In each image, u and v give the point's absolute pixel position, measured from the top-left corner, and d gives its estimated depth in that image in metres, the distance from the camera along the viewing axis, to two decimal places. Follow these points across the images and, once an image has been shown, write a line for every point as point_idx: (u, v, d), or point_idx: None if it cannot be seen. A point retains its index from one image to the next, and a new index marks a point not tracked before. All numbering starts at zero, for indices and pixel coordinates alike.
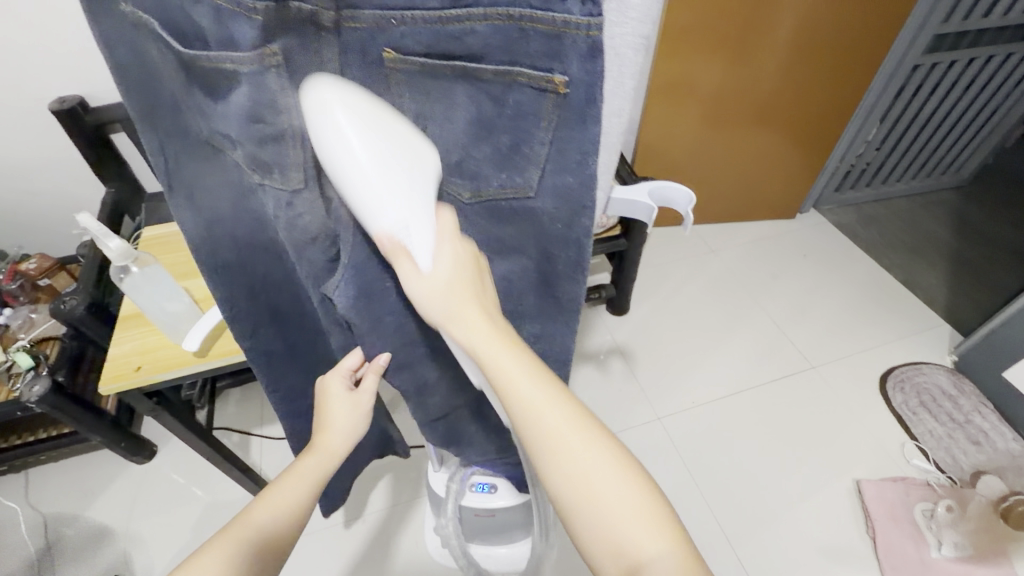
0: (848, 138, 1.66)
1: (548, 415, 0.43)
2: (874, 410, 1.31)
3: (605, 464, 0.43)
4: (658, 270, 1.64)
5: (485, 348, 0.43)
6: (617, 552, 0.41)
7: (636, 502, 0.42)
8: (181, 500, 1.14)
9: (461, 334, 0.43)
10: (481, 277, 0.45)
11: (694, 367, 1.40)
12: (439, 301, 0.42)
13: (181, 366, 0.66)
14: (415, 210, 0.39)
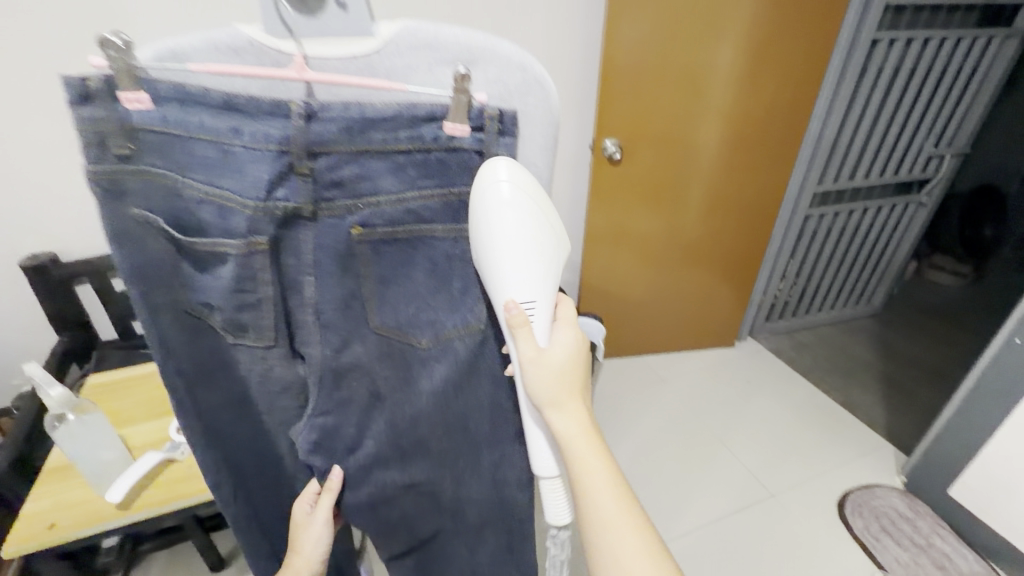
0: (766, 275, 1.88)
1: (611, 515, 0.49)
2: (839, 539, 1.29)
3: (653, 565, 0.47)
4: (614, 402, 1.68)
5: (581, 440, 0.49)
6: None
7: None
8: None
9: (563, 422, 0.49)
10: (586, 371, 0.51)
11: (655, 501, 1.37)
12: (548, 379, 0.48)
13: (101, 520, 0.63)
14: (546, 299, 0.46)
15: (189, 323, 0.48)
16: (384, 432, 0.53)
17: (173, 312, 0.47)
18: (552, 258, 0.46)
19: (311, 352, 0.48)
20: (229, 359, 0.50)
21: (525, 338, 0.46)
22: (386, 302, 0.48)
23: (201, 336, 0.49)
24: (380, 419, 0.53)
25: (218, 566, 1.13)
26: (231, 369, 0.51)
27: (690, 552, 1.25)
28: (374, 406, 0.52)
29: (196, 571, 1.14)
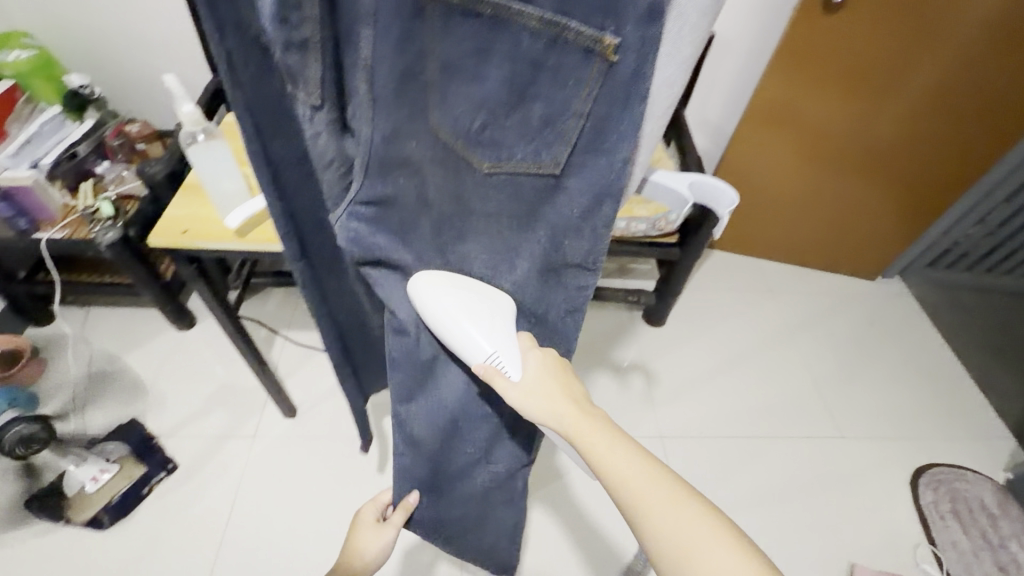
0: (958, 214, 1.48)
1: (631, 479, 0.50)
2: (896, 501, 1.20)
3: (686, 511, 0.48)
4: (707, 295, 1.57)
5: (584, 430, 0.53)
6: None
7: (726, 550, 0.46)
8: (204, 375, 1.24)
9: (555, 419, 0.54)
10: (566, 372, 0.58)
11: (712, 399, 1.34)
12: (535, 402, 0.55)
13: (221, 240, 0.71)
14: (505, 346, 0.56)
15: (253, 54, 0.44)
16: (424, 223, 0.57)
17: (241, 36, 0.42)
18: (494, 307, 0.58)
19: (361, 128, 0.48)
20: (290, 109, 0.49)
21: (501, 382, 0.56)
22: (449, 102, 0.44)
23: (267, 78, 0.46)
24: (426, 224, 0.57)
25: None
26: (291, 113, 0.50)
27: (730, 455, 1.25)
28: (423, 206, 0.55)
29: (301, 312, 1.36)
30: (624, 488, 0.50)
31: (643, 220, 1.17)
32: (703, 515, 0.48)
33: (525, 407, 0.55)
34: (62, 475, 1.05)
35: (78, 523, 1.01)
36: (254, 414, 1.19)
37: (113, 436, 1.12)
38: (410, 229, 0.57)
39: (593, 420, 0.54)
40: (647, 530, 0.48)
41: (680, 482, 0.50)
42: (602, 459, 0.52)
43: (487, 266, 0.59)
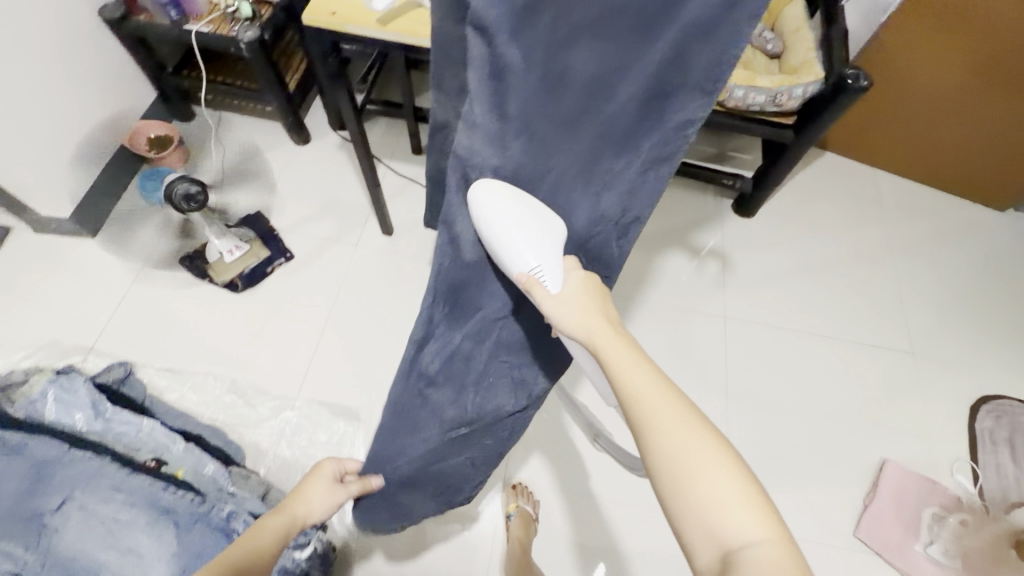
0: None
1: (645, 398, 0.49)
2: (950, 421, 1.21)
3: (693, 438, 0.47)
4: (808, 196, 1.49)
5: (609, 344, 0.53)
6: (715, 540, 0.43)
7: (727, 475, 0.45)
8: (316, 187, 1.38)
9: (581, 331, 0.54)
10: (602, 297, 0.58)
11: (784, 294, 1.34)
12: (567, 313, 0.55)
13: (364, 27, 0.80)
14: (551, 259, 0.57)
15: None
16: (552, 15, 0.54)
17: None
18: (546, 226, 0.58)
19: None
20: None
21: (539, 293, 0.56)
22: None
23: None
24: (549, 17, 0.54)
25: (418, 149, 1.41)
26: None
27: (789, 346, 1.28)
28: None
29: (403, 146, 1.44)
30: (637, 405, 0.49)
31: (763, 91, 1.11)
32: (707, 443, 0.46)
33: (558, 316, 0.55)
34: (206, 243, 1.25)
35: (218, 283, 1.22)
36: (356, 227, 1.33)
37: (244, 222, 1.30)
38: (536, 19, 0.54)
39: (621, 336, 0.53)
40: (650, 441, 0.47)
41: (690, 411, 0.49)
42: (620, 369, 0.51)
43: (592, 78, 0.55)
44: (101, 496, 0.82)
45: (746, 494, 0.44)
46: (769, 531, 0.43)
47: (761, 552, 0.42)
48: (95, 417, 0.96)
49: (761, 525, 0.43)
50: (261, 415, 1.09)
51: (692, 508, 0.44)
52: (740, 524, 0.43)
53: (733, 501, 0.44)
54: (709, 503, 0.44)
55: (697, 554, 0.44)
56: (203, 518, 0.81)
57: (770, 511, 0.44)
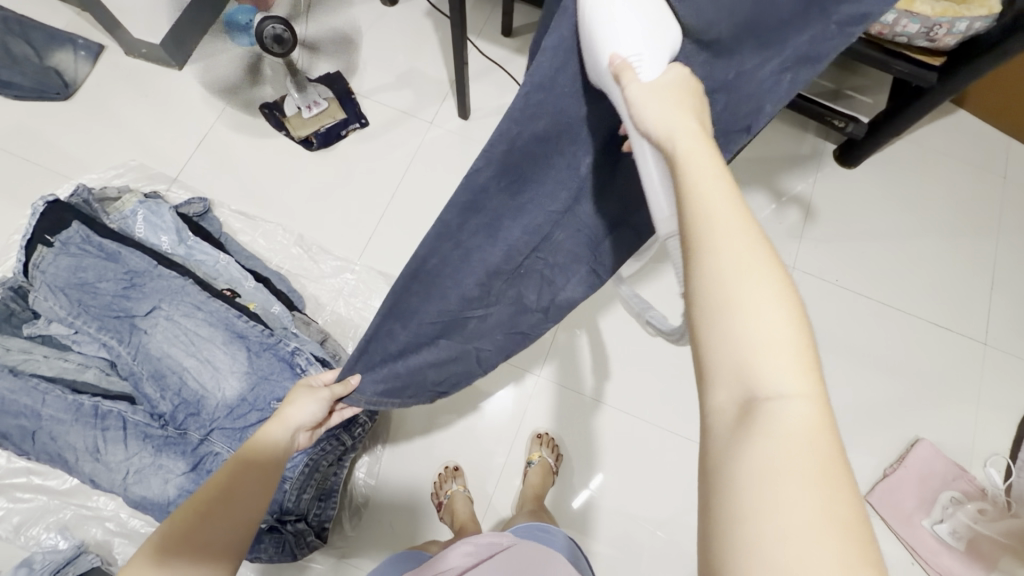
0: None
1: (718, 208, 0.36)
2: (1001, 415, 1.16)
3: (755, 272, 0.34)
4: (922, 156, 1.34)
5: (691, 150, 0.39)
6: (744, 377, 0.32)
7: (766, 305, 0.33)
8: (397, 56, 1.32)
9: (654, 113, 0.42)
10: (693, 96, 0.45)
11: (864, 256, 1.26)
12: (653, 100, 0.43)
13: None
14: (652, 54, 0.45)
15: None
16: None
17: None
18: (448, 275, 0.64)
19: None
20: None
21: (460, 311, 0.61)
22: None
23: None
24: None
25: (507, 30, 1.31)
26: None
27: (853, 310, 1.23)
28: None
29: (492, 24, 1.34)
30: (708, 215, 0.36)
31: (918, 20, 0.94)
32: (768, 270, 0.34)
33: (641, 105, 0.43)
34: (286, 96, 1.24)
35: (294, 138, 1.23)
36: (433, 105, 1.29)
37: (323, 80, 1.27)
38: None
39: (709, 147, 0.40)
40: (705, 249, 0.35)
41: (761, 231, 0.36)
42: (690, 175, 0.38)
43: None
44: (184, 310, 0.91)
45: (789, 347, 0.33)
46: (810, 388, 0.32)
47: (793, 409, 0.31)
48: (178, 242, 1.03)
49: (802, 377, 0.32)
50: (324, 271, 1.15)
51: (730, 333, 0.33)
52: (778, 369, 0.32)
53: (778, 343, 0.32)
54: (751, 335, 0.33)
55: (714, 396, 0.33)
56: (272, 348, 0.89)
57: (815, 369, 0.33)
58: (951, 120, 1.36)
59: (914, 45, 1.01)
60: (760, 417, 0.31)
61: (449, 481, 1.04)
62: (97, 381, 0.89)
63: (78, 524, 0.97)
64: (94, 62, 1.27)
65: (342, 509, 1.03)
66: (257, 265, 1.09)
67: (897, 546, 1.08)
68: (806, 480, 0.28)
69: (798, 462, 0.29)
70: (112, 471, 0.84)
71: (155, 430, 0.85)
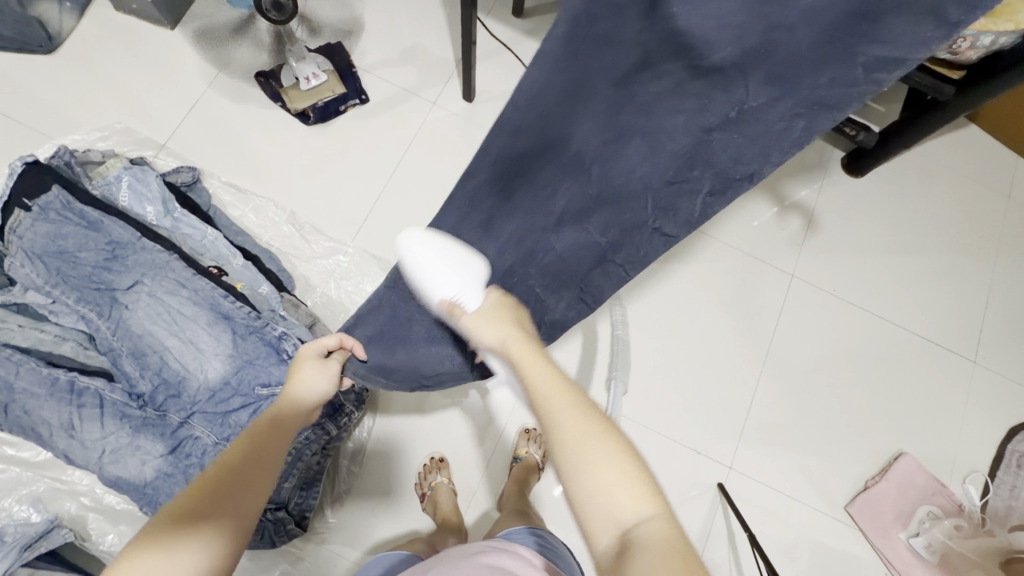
0: None
1: (550, 397, 0.45)
2: (983, 433, 1.17)
3: (596, 445, 0.42)
4: (929, 169, 1.32)
5: (519, 350, 0.51)
6: (610, 519, 0.40)
7: (613, 459, 0.42)
8: (402, 29, 1.27)
9: (487, 332, 0.54)
10: (511, 309, 0.58)
11: (862, 268, 1.25)
12: (483, 326, 0.55)
13: None
14: (469, 282, 0.60)
15: None
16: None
17: None
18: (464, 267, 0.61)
19: None
20: None
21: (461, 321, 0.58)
22: None
23: None
24: None
25: (518, 11, 1.26)
26: None
27: (848, 321, 1.22)
28: None
29: (502, 4, 1.29)
30: (545, 401, 0.45)
31: None
32: (604, 435, 0.43)
33: (472, 326, 0.55)
34: (283, 65, 1.19)
35: (290, 110, 1.18)
36: (436, 84, 1.24)
37: (323, 51, 1.22)
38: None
39: (535, 349, 0.51)
40: (551, 434, 0.44)
41: (592, 405, 0.45)
42: (533, 372, 0.48)
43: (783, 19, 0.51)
44: (168, 287, 0.87)
45: (632, 480, 0.41)
46: (657, 508, 0.41)
47: (648, 529, 0.39)
48: (164, 213, 0.99)
49: (645, 501, 0.41)
50: (315, 252, 1.12)
51: (590, 488, 0.41)
52: (629, 502, 0.40)
53: (622, 484, 0.41)
54: (603, 488, 0.41)
55: (594, 535, 0.41)
56: (258, 332, 0.87)
57: (662, 492, 0.42)
58: (961, 134, 1.35)
59: (936, 55, 0.98)
60: (632, 544, 0.38)
61: (433, 473, 1.04)
62: (74, 355, 0.86)
63: (52, 497, 0.94)
64: (81, 15, 1.20)
65: (324, 494, 1.02)
66: (246, 241, 1.05)
67: (872, 557, 1.10)
68: (672, 575, 0.36)
69: (668, 564, 0.36)
70: (87, 449, 0.81)
71: (134, 410, 0.83)
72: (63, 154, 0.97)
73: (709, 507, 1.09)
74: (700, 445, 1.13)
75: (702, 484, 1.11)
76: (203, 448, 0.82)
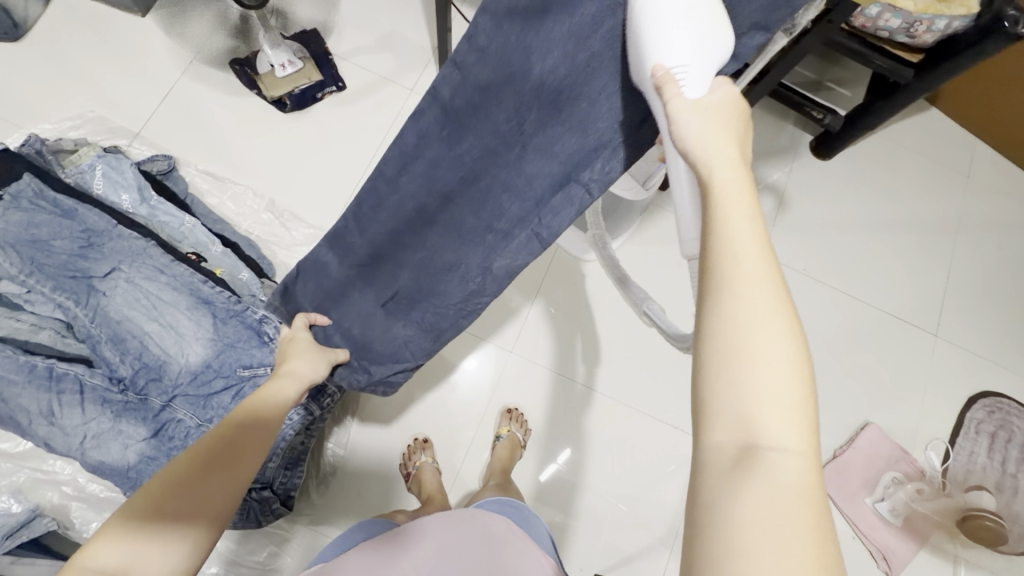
0: None
1: (742, 257, 0.34)
2: (944, 403, 1.23)
3: (763, 334, 0.32)
4: (893, 151, 1.37)
5: (732, 177, 0.37)
6: (743, 433, 0.31)
7: (765, 376, 0.32)
8: (379, 17, 1.27)
9: (693, 126, 0.40)
10: (743, 120, 0.41)
11: (830, 247, 1.30)
12: (696, 119, 0.40)
13: None
14: (702, 64, 0.42)
15: None
16: None
17: None
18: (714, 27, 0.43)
19: None
20: None
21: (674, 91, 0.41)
22: None
23: None
24: None
25: None
26: None
27: (818, 298, 1.27)
28: None
29: None
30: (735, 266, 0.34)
31: (901, 15, 0.95)
32: (779, 323, 0.33)
33: (683, 122, 0.40)
34: (258, 53, 1.19)
35: (265, 97, 1.18)
36: (414, 71, 1.25)
37: (299, 38, 1.21)
38: None
39: (744, 174, 0.38)
40: (716, 312, 0.33)
41: (777, 277, 0.34)
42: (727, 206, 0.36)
43: None
44: (146, 273, 0.87)
45: (788, 404, 0.32)
46: (807, 444, 0.31)
47: (784, 464, 0.30)
48: (140, 201, 0.98)
49: (800, 434, 0.31)
50: (295, 239, 1.12)
51: (740, 398, 0.32)
52: (777, 427, 0.31)
53: (769, 402, 0.31)
54: (749, 398, 0.31)
55: (712, 442, 0.32)
56: (238, 316, 0.87)
57: (816, 434, 0.32)
58: (924, 118, 1.40)
59: (894, 40, 1.02)
60: (754, 468, 0.30)
61: (417, 453, 1.05)
62: (52, 343, 0.86)
63: (33, 488, 0.94)
64: (48, 4, 1.18)
65: (309, 477, 1.03)
66: (225, 229, 1.05)
67: (841, 523, 1.14)
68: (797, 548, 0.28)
69: (786, 515, 0.29)
70: (68, 435, 0.82)
71: (114, 395, 0.83)
72: (34, 142, 0.95)
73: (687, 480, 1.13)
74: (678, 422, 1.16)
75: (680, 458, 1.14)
76: (186, 430, 0.83)
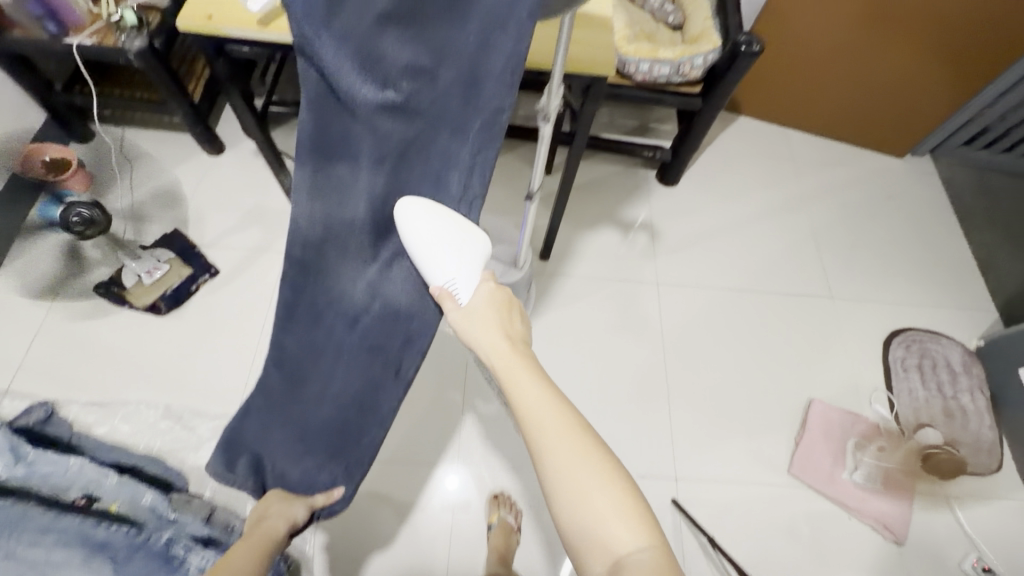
0: (998, 90, 1.40)
1: (543, 424, 0.53)
2: (867, 354, 1.30)
3: (596, 482, 0.50)
4: (724, 160, 1.55)
5: (506, 365, 0.58)
6: (607, 547, 0.47)
7: (607, 487, 0.49)
8: (236, 198, 1.33)
9: (484, 347, 0.61)
10: (509, 307, 0.65)
11: (709, 252, 1.41)
12: (472, 327, 0.63)
13: (244, 28, 0.76)
14: (463, 272, 0.68)
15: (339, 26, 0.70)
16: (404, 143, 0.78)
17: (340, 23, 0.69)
18: (467, 239, 0.70)
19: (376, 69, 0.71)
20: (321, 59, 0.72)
21: (449, 303, 0.67)
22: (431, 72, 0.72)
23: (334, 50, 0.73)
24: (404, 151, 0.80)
25: None
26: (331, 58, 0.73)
27: (719, 304, 1.34)
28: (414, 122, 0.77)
29: None
30: (535, 431, 0.53)
31: (667, 63, 1.15)
32: (605, 469, 0.50)
33: (468, 330, 0.63)
34: (121, 269, 1.19)
35: (137, 307, 1.17)
36: (283, 233, 1.30)
37: (160, 242, 1.24)
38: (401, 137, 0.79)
39: (521, 360, 0.59)
40: (549, 468, 0.51)
41: (592, 435, 0.53)
42: (517, 390, 0.56)
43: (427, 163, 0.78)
44: (28, 539, 0.77)
45: (628, 511, 0.49)
46: (651, 538, 0.48)
47: (641, 557, 0.46)
48: (15, 462, 0.89)
49: (640, 531, 0.48)
50: (201, 437, 1.07)
51: (591, 517, 0.48)
52: (626, 534, 0.48)
53: (615, 515, 0.48)
54: (599, 512, 0.48)
55: (588, 559, 0.48)
56: (144, 547, 0.80)
57: (655, 524, 0.49)
58: (737, 126, 1.61)
59: (673, 80, 1.20)
60: (624, 571, 0.46)
61: None
62: None
63: None
64: None
65: None
66: (120, 455, 0.99)
67: (832, 508, 1.13)
68: None
69: None
70: None
71: None
72: None
73: (674, 528, 1.09)
74: (643, 470, 1.14)
75: (659, 507, 1.11)
76: None
